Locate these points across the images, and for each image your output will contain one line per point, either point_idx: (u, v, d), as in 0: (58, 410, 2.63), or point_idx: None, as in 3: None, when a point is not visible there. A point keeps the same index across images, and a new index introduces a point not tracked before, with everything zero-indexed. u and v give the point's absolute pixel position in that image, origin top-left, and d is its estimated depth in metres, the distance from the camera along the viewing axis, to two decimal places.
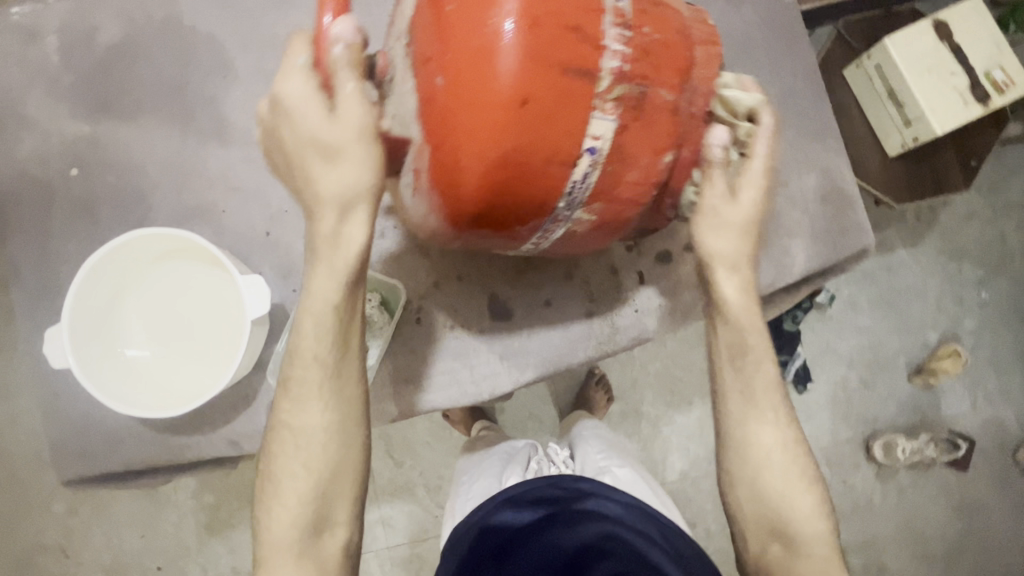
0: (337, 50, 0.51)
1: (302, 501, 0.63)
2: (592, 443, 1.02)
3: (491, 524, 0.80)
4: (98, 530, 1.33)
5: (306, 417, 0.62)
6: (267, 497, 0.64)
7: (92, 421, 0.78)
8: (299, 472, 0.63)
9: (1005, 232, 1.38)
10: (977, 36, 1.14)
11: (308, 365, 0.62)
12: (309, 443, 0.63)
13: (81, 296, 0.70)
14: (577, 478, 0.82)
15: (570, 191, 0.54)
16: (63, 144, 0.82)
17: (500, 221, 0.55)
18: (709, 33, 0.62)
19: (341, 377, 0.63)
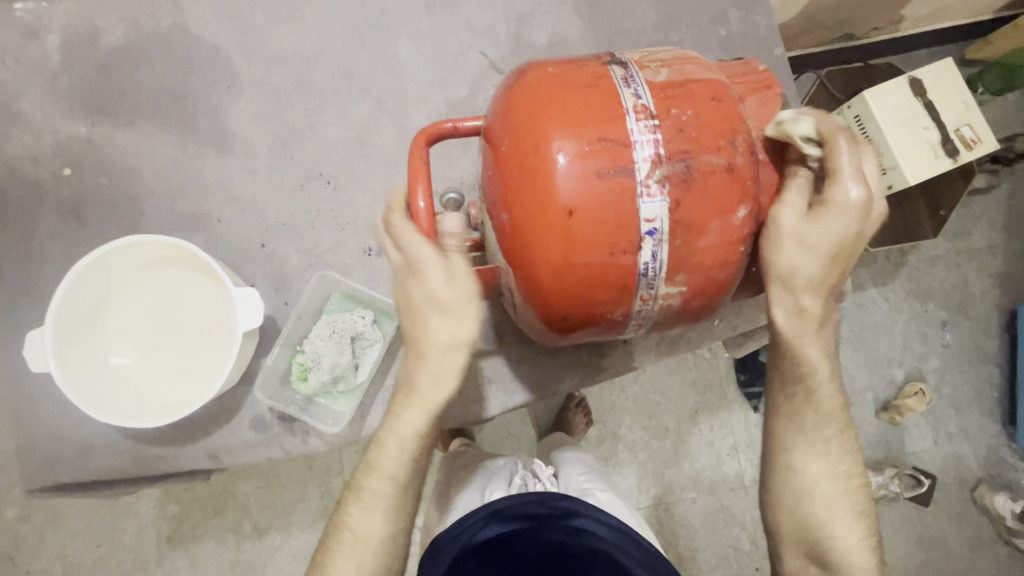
0: (423, 209, 0.57)
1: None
2: (574, 466, 1.03)
3: (476, 542, 0.77)
4: (54, 538, 1.28)
5: (373, 524, 0.65)
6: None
7: (65, 428, 0.76)
8: (349, 572, 0.65)
9: (969, 277, 1.45)
10: (948, 95, 1.22)
11: (383, 480, 0.65)
12: (366, 548, 0.65)
13: (67, 300, 0.69)
14: (561, 495, 0.80)
15: (644, 272, 0.56)
16: (56, 144, 0.81)
17: (591, 309, 0.58)
18: (753, 88, 0.62)
19: (406, 493, 0.66)
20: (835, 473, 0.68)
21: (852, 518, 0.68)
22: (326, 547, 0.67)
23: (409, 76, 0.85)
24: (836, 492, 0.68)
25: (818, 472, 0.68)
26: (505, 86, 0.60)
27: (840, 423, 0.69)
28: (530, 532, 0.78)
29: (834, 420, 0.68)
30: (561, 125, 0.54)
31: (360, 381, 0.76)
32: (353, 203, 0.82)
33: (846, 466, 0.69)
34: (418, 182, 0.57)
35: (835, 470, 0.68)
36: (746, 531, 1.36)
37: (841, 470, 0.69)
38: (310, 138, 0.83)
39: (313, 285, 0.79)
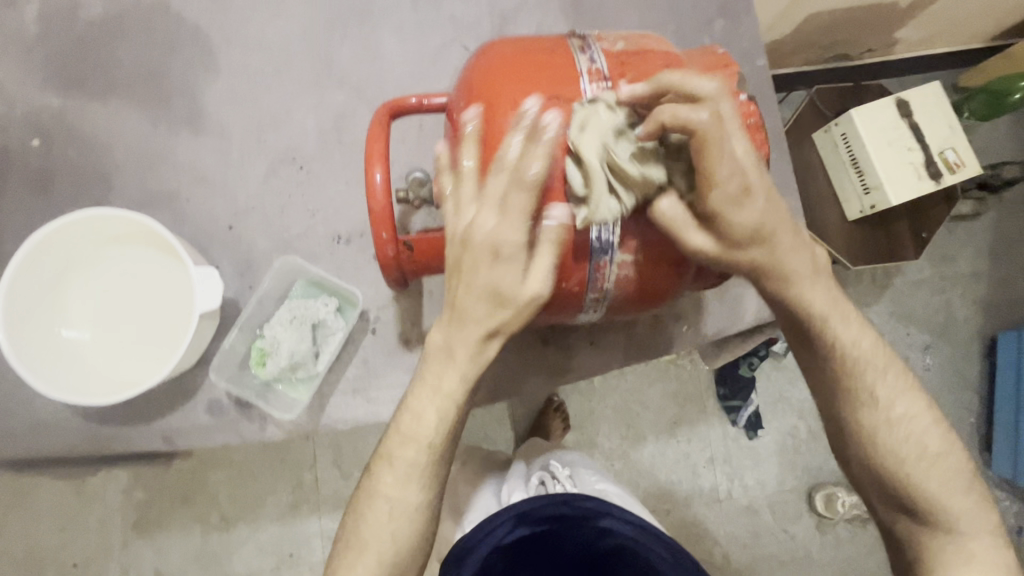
0: (380, 182, 0.57)
1: (384, 565, 0.61)
2: (583, 467, 1.00)
3: (503, 544, 0.76)
4: (15, 519, 1.26)
5: (408, 491, 0.61)
6: (348, 557, 0.62)
7: (17, 403, 0.75)
8: (388, 537, 0.61)
9: (951, 301, 1.46)
10: (934, 117, 1.23)
11: (419, 448, 0.60)
12: (404, 514, 0.61)
13: (21, 271, 0.67)
14: (585, 496, 0.78)
15: (597, 235, 0.55)
16: (28, 115, 0.80)
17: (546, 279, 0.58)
18: (718, 59, 0.62)
19: (442, 455, 0.61)
20: (898, 420, 0.61)
21: (928, 466, 0.60)
22: (353, 515, 0.63)
23: (389, 67, 0.84)
24: (904, 444, 0.60)
25: (873, 422, 0.60)
26: (468, 63, 0.60)
27: (879, 364, 0.61)
28: (557, 531, 0.78)
29: (874, 362, 0.61)
30: (513, 89, 0.54)
31: (318, 370, 0.75)
32: (325, 190, 0.82)
33: (903, 408, 0.61)
34: (377, 160, 0.57)
35: (890, 416, 0.60)
36: (719, 546, 1.35)
37: (900, 413, 0.61)
38: (286, 123, 0.83)
39: (276, 269, 0.78)
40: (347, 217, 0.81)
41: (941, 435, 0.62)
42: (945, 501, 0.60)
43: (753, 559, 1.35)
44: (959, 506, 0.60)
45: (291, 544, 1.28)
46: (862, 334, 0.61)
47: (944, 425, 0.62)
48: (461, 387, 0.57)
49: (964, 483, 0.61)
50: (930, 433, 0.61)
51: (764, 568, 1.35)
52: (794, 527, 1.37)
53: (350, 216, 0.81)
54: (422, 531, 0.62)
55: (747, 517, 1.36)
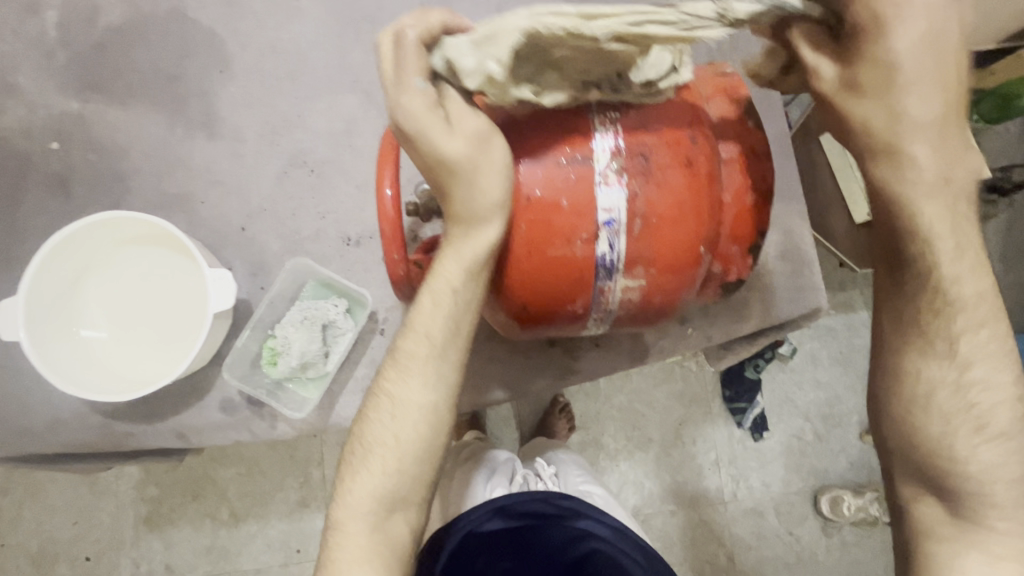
0: (390, 197, 0.56)
1: (387, 471, 0.60)
2: (572, 466, 1.03)
3: (478, 530, 0.78)
4: (31, 512, 1.29)
5: (413, 392, 0.60)
6: (356, 460, 0.62)
7: (36, 399, 0.77)
8: (391, 442, 0.60)
9: None
10: None
11: (420, 340, 0.60)
12: (406, 416, 0.60)
13: (41, 272, 0.69)
14: (564, 495, 0.82)
15: (602, 263, 0.56)
16: (47, 118, 0.82)
17: (551, 301, 0.59)
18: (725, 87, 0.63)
19: (448, 363, 0.61)
20: (965, 384, 0.55)
21: (982, 445, 0.55)
22: (361, 417, 0.63)
23: None
24: (960, 411, 0.55)
25: (936, 380, 0.56)
26: None
27: (978, 315, 0.55)
28: (534, 528, 0.79)
29: (967, 317, 0.55)
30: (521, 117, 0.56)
31: (329, 369, 0.77)
32: (336, 192, 0.83)
33: (980, 373, 0.55)
34: (387, 174, 0.57)
35: (964, 377, 0.55)
36: (723, 547, 1.36)
37: (975, 377, 0.55)
38: (298, 127, 0.84)
39: (288, 271, 0.79)
40: (357, 219, 0.83)
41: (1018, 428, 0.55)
42: (988, 485, 0.54)
43: (758, 560, 1.36)
44: (1004, 499, 0.55)
45: (300, 540, 1.29)
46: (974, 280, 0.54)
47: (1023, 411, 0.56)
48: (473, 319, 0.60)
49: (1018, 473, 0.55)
50: (998, 412, 0.55)
51: (769, 569, 1.36)
52: (799, 529, 1.37)
53: (360, 219, 0.83)
54: (428, 443, 0.61)
55: (752, 519, 1.37)
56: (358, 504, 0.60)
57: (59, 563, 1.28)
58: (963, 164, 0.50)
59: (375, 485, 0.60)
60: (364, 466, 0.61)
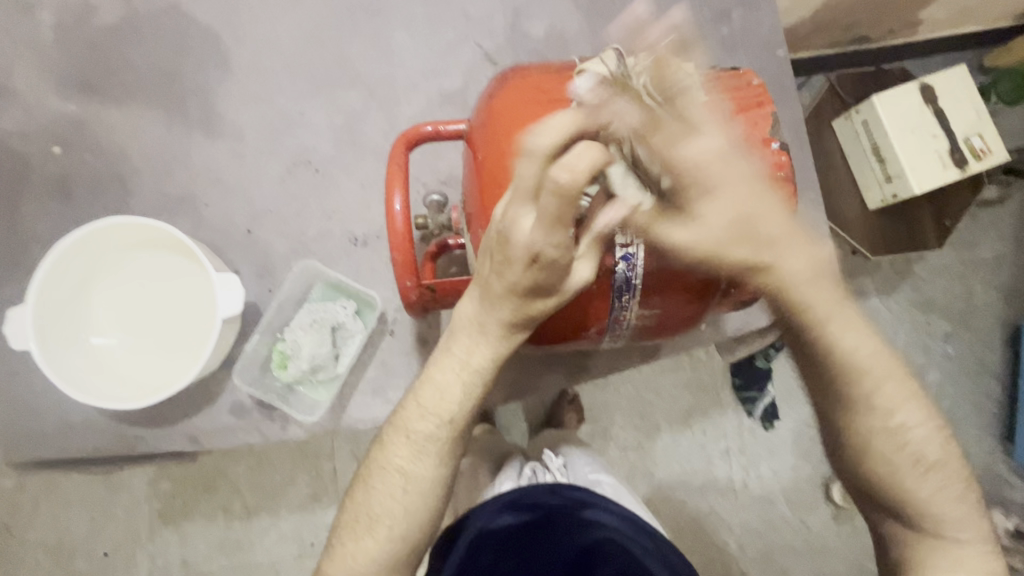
0: (400, 211, 0.56)
1: (394, 537, 0.61)
2: (579, 457, 1.01)
3: (488, 526, 0.77)
4: (47, 508, 1.31)
5: (422, 467, 0.60)
6: (360, 524, 0.62)
7: (46, 405, 0.77)
8: (399, 512, 0.61)
9: (974, 289, 1.43)
10: (959, 103, 1.19)
11: (438, 423, 0.60)
12: (420, 441, 0.61)
13: (47, 279, 0.69)
14: (573, 486, 0.81)
15: (616, 294, 0.56)
16: (46, 121, 0.81)
17: (565, 327, 0.59)
18: (756, 94, 0.60)
19: (460, 436, 0.61)
20: (892, 427, 0.56)
21: (923, 477, 0.57)
22: (365, 482, 0.63)
23: (401, 65, 0.84)
24: (897, 453, 0.56)
25: (869, 430, 0.56)
26: (489, 93, 0.59)
27: (879, 369, 0.55)
28: (542, 521, 0.78)
29: (877, 368, 0.55)
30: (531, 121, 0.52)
31: (339, 372, 0.76)
32: (340, 191, 0.82)
33: (902, 419, 0.56)
34: (398, 188, 0.57)
35: (888, 425, 0.56)
36: (734, 535, 1.36)
37: (897, 423, 0.56)
38: (299, 125, 0.82)
39: (297, 274, 0.79)
40: (362, 218, 0.82)
41: (942, 449, 0.57)
42: (938, 507, 0.57)
43: (768, 548, 1.36)
44: (954, 511, 0.57)
45: (312, 533, 1.31)
46: (866, 342, 0.54)
47: (942, 432, 0.58)
48: (488, 365, 0.57)
49: (960, 487, 0.57)
50: (925, 444, 0.57)
51: (779, 556, 1.36)
52: (810, 517, 1.37)
53: (365, 218, 0.82)
54: (435, 505, 0.62)
55: (762, 507, 1.36)
56: (363, 565, 0.61)
57: (77, 558, 1.30)
58: (821, 255, 0.51)
59: (386, 499, 0.61)
60: (369, 533, 0.61)
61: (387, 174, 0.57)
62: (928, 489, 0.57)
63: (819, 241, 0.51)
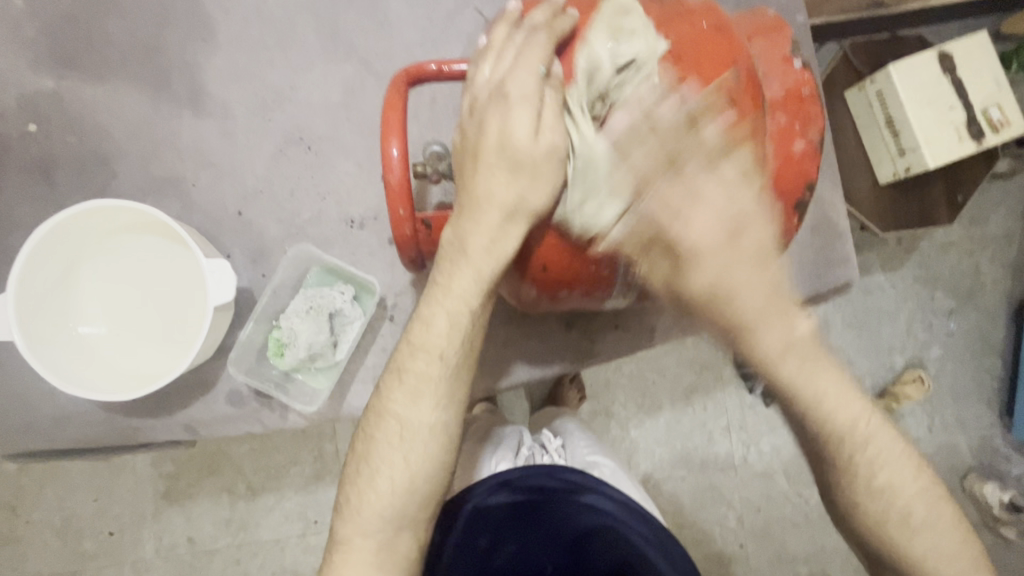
0: (396, 156, 0.52)
1: (397, 491, 0.60)
2: (579, 437, 1.00)
3: (483, 506, 0.76)
4: (50, 490, 1.30)
5: (420, 410, 0.59)
6: (361, 481, 0.61)
7: (37, 395, 0.74)
8: (399, 462, 0.60)
9: (981, 265, 1.40)
10: (978, 72, 1.14)
11: (432, 360, 0.59)
12: (419, 385, 0.59)
13: (29, 266, 0.65)
14: (570, 469, 0.78)
15: None
16: (20, 97, 0.76)
17: (572, 261, 0.56)
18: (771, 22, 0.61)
19: (458, 377, 0.60)
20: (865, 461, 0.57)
21: (900, 500, 0.57)
22: (366, 435, 0.62)
23: (397, 34, 0.79)
24: (872, 476, 0.57)
25: (845, 459, 0.57)
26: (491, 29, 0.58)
27: (850, 422, 0.56)
28: (537, 503, 0.77)
29: (844, 417, 0.56)
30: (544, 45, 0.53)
31: (339, 359, 0.74)
32: (336, 170, 0.78)
33: (877, 451, 0.57)
34: (395, 138, 0.52)
35: (862, 458, 0.57)
36: (733, 511, 1.36)
37: (871, 456, 0.57)
38: (290, 100, 0.78)
39: (291, 257, 0.75)
40: (358, 199, 0.78)
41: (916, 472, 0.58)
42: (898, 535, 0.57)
43: (767, 522, 1.37)
44: (920, 538, 0.57)
45: (315, 511, 1.31)
46: (844, 407, 0.56)
47: (917, 459, 0.59)
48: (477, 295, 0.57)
49: (934, 514, 0.58)
50: (892, 478, 0.57)
51: (777, 531, 1.37)
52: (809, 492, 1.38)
53: (361, 198, 0.78)
54: (435, 455, 0.60)
55: (762, 483, 1.37)
56: (368, 520, 0.60)
57: (81, 538, 1.30)
58: (800, 330, 0.52)
59: (388, 453, 0.60)
60: (372, 487, 0.60)
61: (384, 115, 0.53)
62: (894, 503, 0.57)
63: (800, 317, 0.52)
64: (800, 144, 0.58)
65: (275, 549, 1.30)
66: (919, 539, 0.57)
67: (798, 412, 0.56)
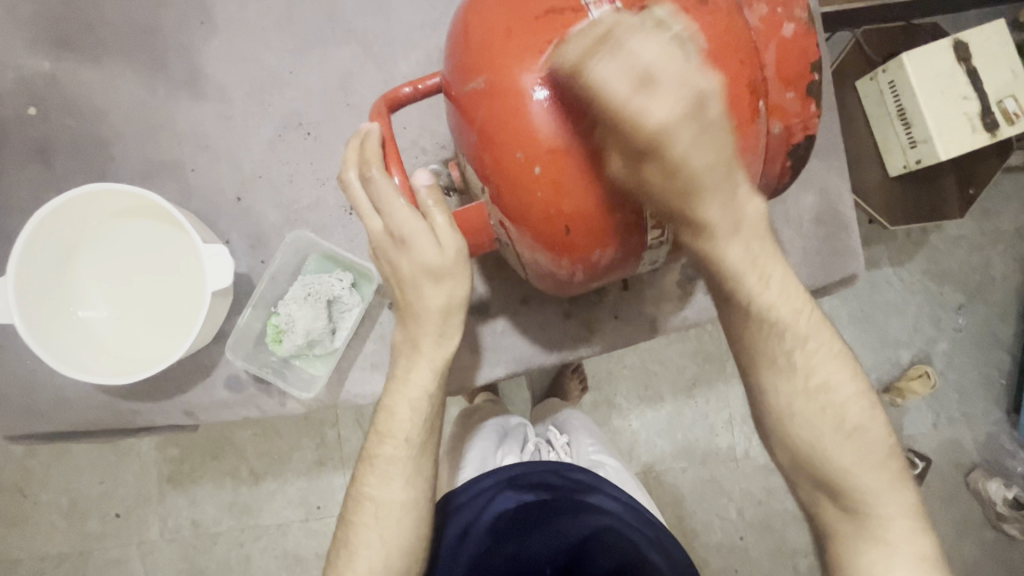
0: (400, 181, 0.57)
1: (374, 571, 0.64)
2: (584, 434, 0.99)
3: (489, 504, 0.75)
4: (57, 473, 1.32)
5: (392, 491, 0.65)
6: (342, 556, 0.66)
7: (39, 379, 0.75)
8: (375, 540, 0.65)
9: (992, 260, 1.38)
10: (994, 61, 1.11)
11: (398, 444, 0.66)
12: (390, 472, 0.66)
13: (28, 250, 0.65)
14: (577, 468, 0.78)
15: None
16: (19, 79, 0.75)
17: (591, 222, 0.51)
18: None
19: (424, 455, 0.67)
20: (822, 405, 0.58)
21: (845, 439, 0.58)
22: (348, 518, 0.67)
23: (397, 16, 0.77)
24: (817, 412, 0.58)
25: (789, 389, 0.58)
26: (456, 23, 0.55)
27: (799, 327, 0.57)
28: (540, 501, 0.76)
29: (797, 324, 0.57)
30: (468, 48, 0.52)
31: (336, 346, 0.74)
32: (334, 156, 0.77)
33: (822, 378, 0.58)
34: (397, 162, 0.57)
35: (807, 386, 0.58)
36: (734, 503, 1.36)
37: (819, 381, 0.58)
38: (289, 84, 0.77)
39: (289, 243, 0.75)
40: None
41: (862, 407, 0.59)
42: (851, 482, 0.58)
43: (767, 515, 1.36)
44: (867, 479, 0.57)
45: (318, 497, 1.32)
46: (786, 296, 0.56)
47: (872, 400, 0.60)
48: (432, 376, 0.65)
49: (878, 453, 0.58)
50: (852, 440, 0.58)
51: (778, 524, 1.37)
52: None
53: None
54: (410, 526, 0.66)
55: (763, 476, 1.36)
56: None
57: (88, 520, 1.32)
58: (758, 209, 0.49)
59: (367, 532, 0.65)
60: (350, 564, 0.65)
61: (376, 147, 0.56)
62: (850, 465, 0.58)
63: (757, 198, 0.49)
64: (789, 28, 0.54)
65: (278, 534, 1.32)
66: (865, 480, 0.57)
67: (745, 310, 0.56)
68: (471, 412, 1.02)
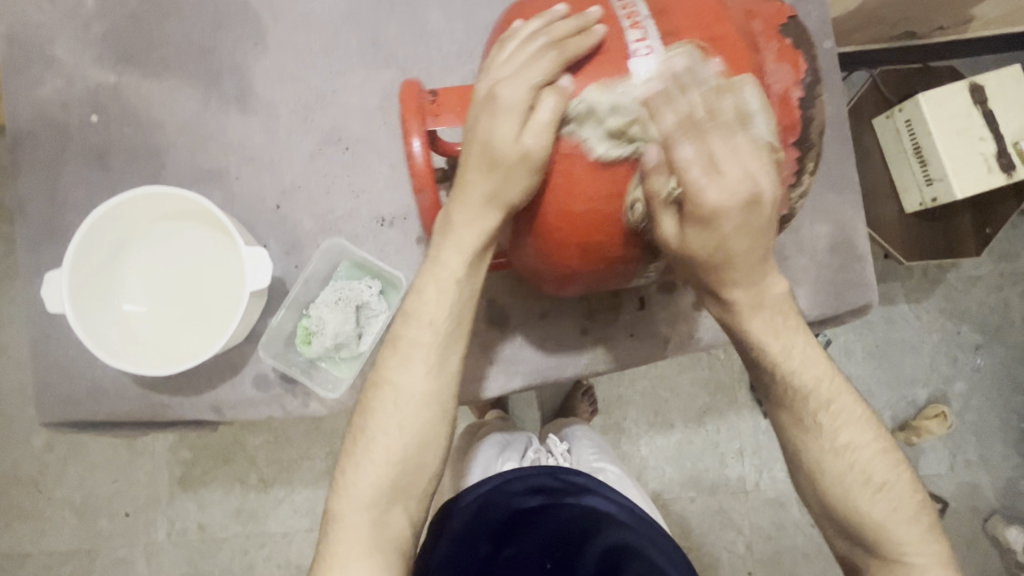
0: (418, 148, 0.56)
1: (391, 457, 0.61)
2: (586, 444, 1.01)
3: (491, 500, 0.76)
4: (73, 469, 1.35)
5: (412, 377, 0.62)
6: (353, 451, 0.63)
7: (79, 369, 0.79)
8: (394, 431, 0.61)
9: (1008, 301, 1.37)
10: (1012, 104, 1.12)
11: (423, 329, 0.62)
12: (415, 350, 0.62)
13: (86, 246, 0.70)
14: (574, 471, 0.80)
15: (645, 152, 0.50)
16: (84, 90, 0.82)
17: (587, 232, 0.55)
18: None
19: (448, 346, 0.63)
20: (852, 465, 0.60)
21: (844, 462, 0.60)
22: (364, 407, 0.63)
23: (435, 45, 0.83)
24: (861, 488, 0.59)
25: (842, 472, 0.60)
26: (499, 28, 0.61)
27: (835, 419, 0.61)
28: (540, 501, 0.76)
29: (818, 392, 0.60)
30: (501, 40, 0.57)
31: (362, 350, 0.76)
32: (369, 171, 0.82)
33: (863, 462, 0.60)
34: (450, 116, 0.59)
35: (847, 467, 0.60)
36: (741, 536, 1.34)
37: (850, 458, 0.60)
38: (331, 104, 0.82)
39: (322, 250, 0.79)
40: (386, 199, 0.81)
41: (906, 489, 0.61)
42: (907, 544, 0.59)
43: (777, 550, 1.34)
44: (864, 502, 0.59)
45: None
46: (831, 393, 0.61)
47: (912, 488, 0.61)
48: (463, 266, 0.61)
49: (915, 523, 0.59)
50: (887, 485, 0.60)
51: (788, 561, 1.34)
52: None
53: (388, 198, 0.81)
54: (432, 424, 0.62)
55: (773, 510, 1.34)
56: (358, 491, 0.61)
57: (98, 517, 1.35)
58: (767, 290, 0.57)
59: (393, 437, 0.61)
60: (368, 459, 0.61)
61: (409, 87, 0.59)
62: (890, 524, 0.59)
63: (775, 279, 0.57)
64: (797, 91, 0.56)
65: (284, 542, 1.33)
66: (863, 502, 0.59)
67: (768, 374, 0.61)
68: (478, 427, 1.04)
